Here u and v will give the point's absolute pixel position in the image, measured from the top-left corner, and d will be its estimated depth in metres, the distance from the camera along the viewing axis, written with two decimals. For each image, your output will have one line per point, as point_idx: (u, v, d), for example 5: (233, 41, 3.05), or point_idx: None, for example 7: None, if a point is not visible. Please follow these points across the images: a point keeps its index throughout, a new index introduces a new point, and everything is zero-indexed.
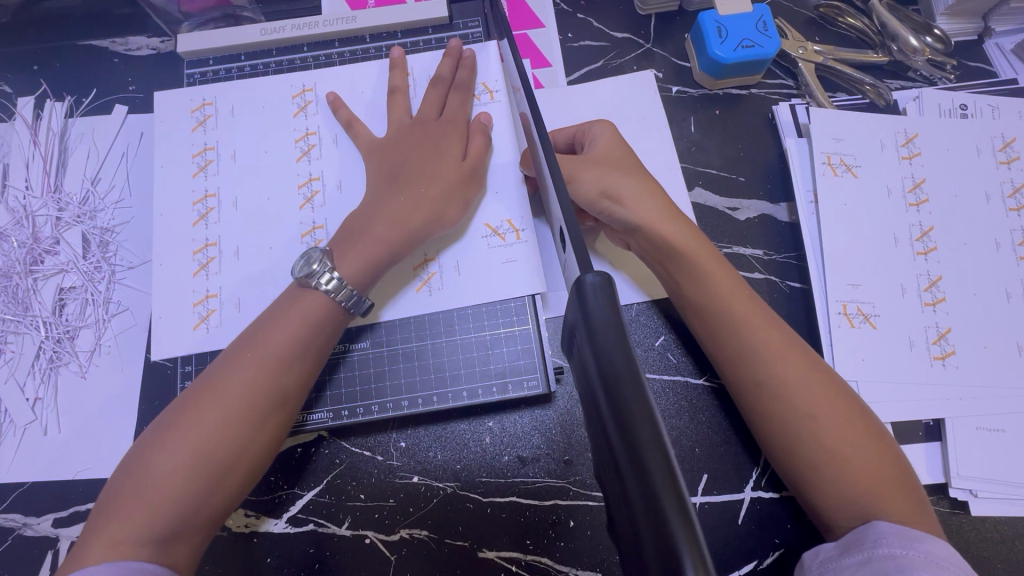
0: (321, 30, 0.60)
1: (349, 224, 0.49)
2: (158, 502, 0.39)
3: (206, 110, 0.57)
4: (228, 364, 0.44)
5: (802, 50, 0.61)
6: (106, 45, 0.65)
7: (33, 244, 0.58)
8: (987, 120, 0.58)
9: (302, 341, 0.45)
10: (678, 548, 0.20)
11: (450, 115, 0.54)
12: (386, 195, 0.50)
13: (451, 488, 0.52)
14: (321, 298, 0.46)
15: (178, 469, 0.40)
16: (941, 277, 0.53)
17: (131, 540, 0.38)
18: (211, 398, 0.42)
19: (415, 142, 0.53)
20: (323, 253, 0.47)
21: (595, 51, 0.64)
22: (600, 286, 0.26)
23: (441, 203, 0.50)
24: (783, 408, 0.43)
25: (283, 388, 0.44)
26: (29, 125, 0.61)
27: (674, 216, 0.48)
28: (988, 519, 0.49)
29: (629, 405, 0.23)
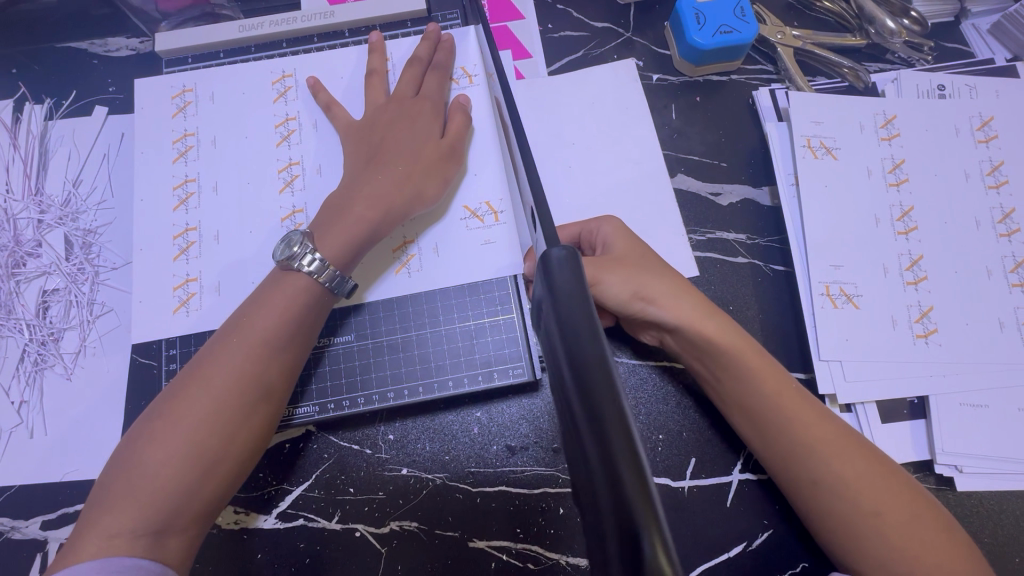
0: (299, 26, 0.60)
1: (331, 205, 0.49)
2: (150, 495, 0.39)
3: (185, 98, 0.57)
4: (212, 354, 0.44)
5: (781, 35, 0.61)
6: (85, 47, 0.65)
7: (14, 247, 0.58)
8: (964, 99, 0.58)
9: (285, 330, 0.45)
10: (634, 516, 0.20)
11: (427, 94, 0.54)
12: (364, 179, 0.50)
13: (440, 480, 0.52)
14: (305, 282, 0.46)
15: (167, 462, 0.40)
16: (922, 256, 0.54)
17: (124, 534, 0.38)
18: (197, 387, 0.42)
19: (391, 123, 0.52)
20: (303, 236, 0.46)
21: (575, 42, 0.64)
22: (565, 260, 0.27)
23: (420, 185, 0.50)
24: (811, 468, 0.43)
25: (268, 375, 0.44)
26: (9, 128, 0.61)
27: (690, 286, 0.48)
28: (974, 495, 0.49)
29: (593, 372, 0.23)
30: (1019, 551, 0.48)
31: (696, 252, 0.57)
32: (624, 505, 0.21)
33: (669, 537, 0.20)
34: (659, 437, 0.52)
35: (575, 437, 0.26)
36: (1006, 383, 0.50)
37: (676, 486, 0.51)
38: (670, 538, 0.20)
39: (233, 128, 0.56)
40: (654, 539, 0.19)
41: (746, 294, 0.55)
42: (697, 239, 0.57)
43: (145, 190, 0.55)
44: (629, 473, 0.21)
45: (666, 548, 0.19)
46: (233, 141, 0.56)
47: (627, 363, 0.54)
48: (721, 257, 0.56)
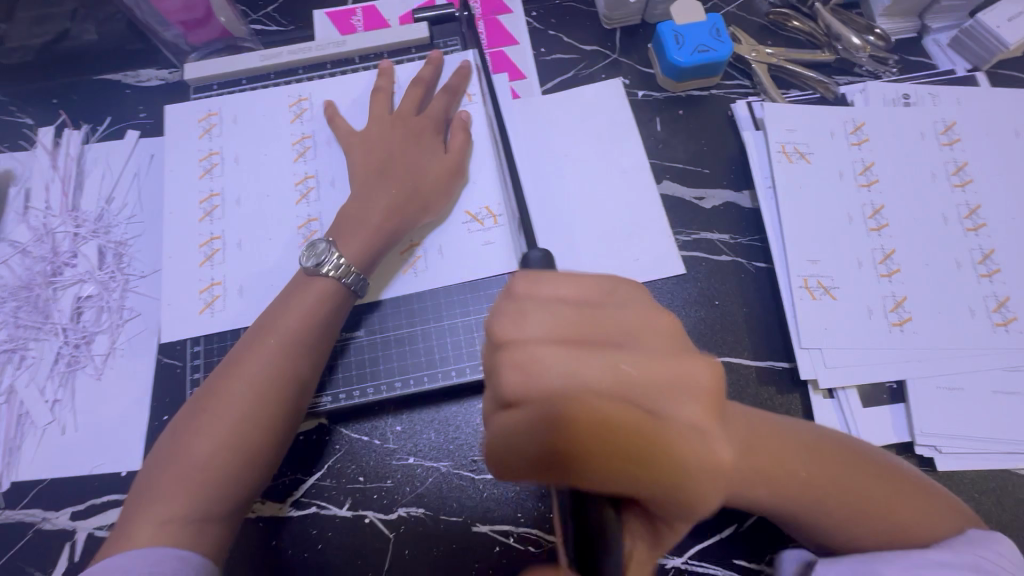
0: (314, 54, 0.65)
1: (342, 216, 0.54)
2: (195, 482, 0.43)
3: (211, 121, 0.63)
4: (248, 350, 0.48)
5: (755, 53, 0.67)
6: (119, 78, 0.71)
7: (53, 258, 0.63)
8: (928, 107, 0.63)
9: (315, 328, 0.49)
10: None
11: (436, 112, 0.59)
12: (370, 190, 0.55)
13: (445, 467, 0.55)
14: (331, 285, 0.51)
15: (214, 451, 0.44)
16: (894, 250, 0.57)
17: (173, 520, 0.42)
18: (238, 380, 0.46)
19: (402, 139, 0.57)
20: (327, 245, 0.52)
21: (566, 64, 0.70)
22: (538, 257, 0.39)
23: (426, 198, 0.55)
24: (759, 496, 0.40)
25: (301, 369, 0.48)
26: (50, 152, 0.67)
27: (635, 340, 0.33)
28: (953, 474, 0.52)
29: None
30: (999, 528, 0.50)
31: (682, 252, 0.60)
32: None
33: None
34: None
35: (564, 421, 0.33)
36: (978, 367, 0.53)
37: None
38: None
39: (252, 146, 0.62)
40: None
41: (730, 289, 0.59)
42: (682, 239, 0.61)
43: (174, 203, 0.60)
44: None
45: None
46: (253, 157, 0.61)
47: None
48: (705, 255, 0.60)
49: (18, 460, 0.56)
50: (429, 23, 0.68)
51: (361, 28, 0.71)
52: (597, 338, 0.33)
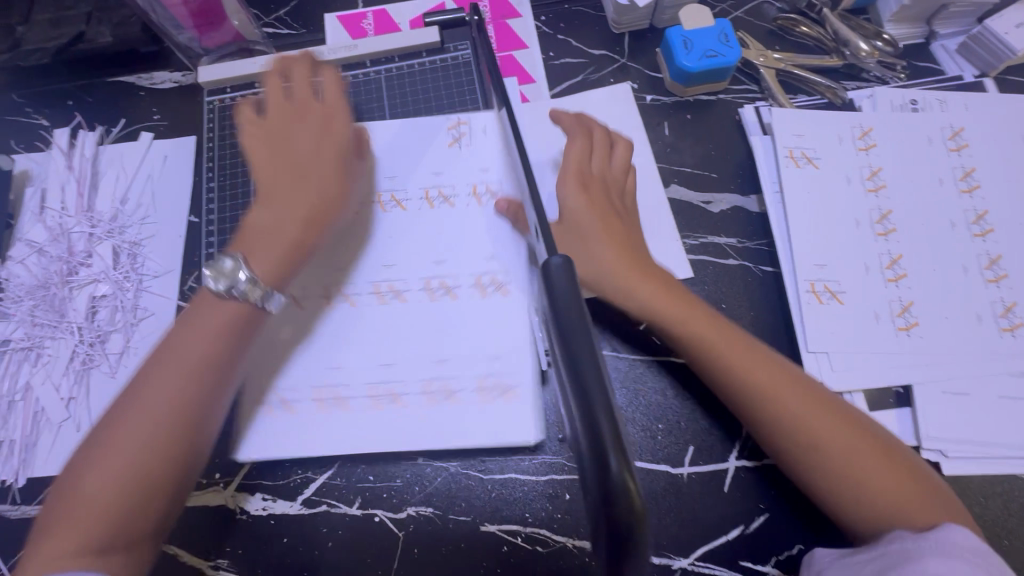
0: (326, 58, 0.66)
1: (249, 231, 0.53)
2: (92, 513, 0.44)
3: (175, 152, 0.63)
4: (143, 382, 0.47)
5: (763, 59, 0.67)
6: (133, 80, 0.72)
7: (68, 257, 0.64)
8: (936, 113, 0.63)
9: (211, 357, 0.48)
10: (603, 444, 0.26)
11: (326, 111, 0.58)
12: (278, 201, 0.54)
13: (454, 467, 0.55)
14: (236, 306, 0.50)
15: (108, 485, 0.44)
16: (901, 255, 0.58)
17: (70, 552, 0.43)
18: (130, 413, 0.46)
19: (303, 150, 0.56)
20: (233, 262, 0.50)
21: (575, 68, 0.71)
22: (561, 266, 0.31)
23: (335, 207, 0.55)
24: (755, 400, 0.49)
25: (196, 399, 0.47)
26: (65, 152, 0.68)
27: (600, 232, 0.54)
28: (960, 478, 0.52)
29: (575, 334, 0.29)
30: (1006, 532, 0.51)
31: (690, 255, 0.61)
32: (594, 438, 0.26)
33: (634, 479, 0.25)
34: (660, 427, 0.55)
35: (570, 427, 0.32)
36: (984, 372, 0.54)
37: (676, 472, 0.54)
38: (632, 461, 0.26)
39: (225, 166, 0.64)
40: (619, 462, 0.25)
41: (737, 293, 0.59)
42: (690, 243, 0.61)
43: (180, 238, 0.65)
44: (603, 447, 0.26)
45: (628, 469, 0.25)
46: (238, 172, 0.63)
47: (627, 358, 0.58)
48: (713, 258, 0.61)
49: (34, 457, 0.57)
50: (439, 27, 0.68)
51: (372, 32, 0.72)
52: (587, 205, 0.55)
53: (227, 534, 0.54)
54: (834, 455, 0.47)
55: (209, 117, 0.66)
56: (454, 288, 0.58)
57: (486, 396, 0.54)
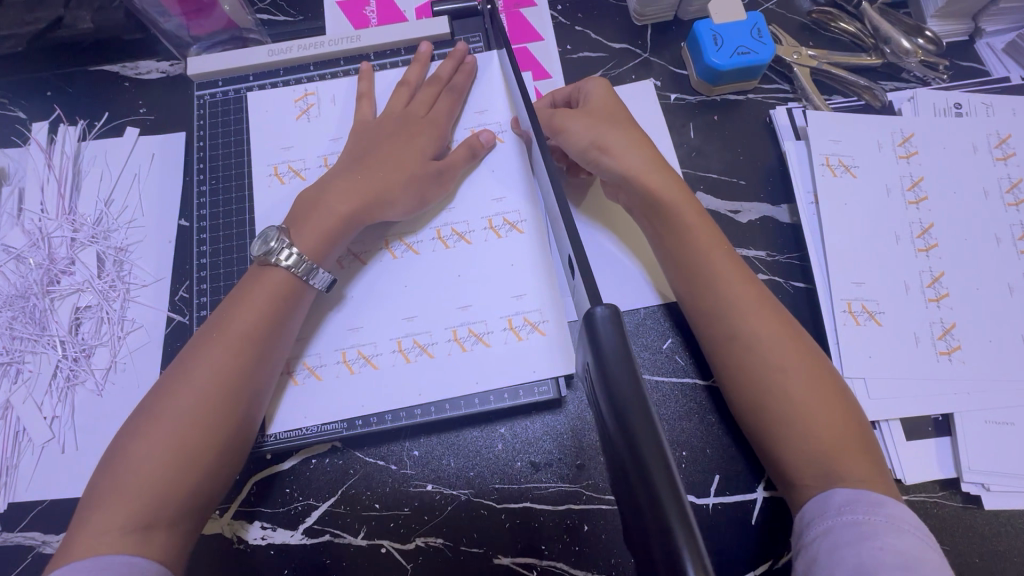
0: (327, 50, 0.61)
1: (306, 198, 0.51)
2: (139, 488, 0.40)
3: (308, 100, 0.60)
4: (197, 347, 0.45)
5: (797, 55, 0.62)
6: (117, 70, 0.67)
7: (49, 265, 0.59)
8: (981, 118, 0.59)
9: (264, 326, 0.46)
10: (675, 536, 0.23)
11: (435, 115, 0.57)
12: (345, 173, 0.52)
13: (465, 495, 0.52)
14: (282, 276, 0.47)
15: (153, 455, 0.41)
16: (943, 273, 0.54)
17: (115, 530, 0.39)
18: (183, 382, 0.43)
19: (387, 137, 0.55)
20: (279, 232, 0.48)
21: (594, 62, 0.66)
22: (607, 318, 0.28)
23: (396, 192, 0.52)
24: (747, 352, 0.45)
25: (252, 365, 0.45)
26: (44, 149, 0.63)
27: (631, 142, 0.51)
28: (1001, 513, 0.49)
29: (631, 406, 0.26)
30: None
31: None
32: (666, 536, 0.23)
33: (703, 555, 0.22)
34: (683, 454, 0.52)
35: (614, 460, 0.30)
36: None
37: (700, 503, 0.51)
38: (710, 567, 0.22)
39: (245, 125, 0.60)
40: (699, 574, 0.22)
41: None
42: None
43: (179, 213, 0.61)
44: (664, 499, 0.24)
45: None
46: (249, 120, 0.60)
47: (651, 380, 0.54)
48: None
49: (14, 481, 0.53)
50: (449, 16, 0.63)
51: (375, 21, 0.67)
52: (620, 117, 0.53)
53: (223, 565, 0.51)
54: (810, 423, 0.43)
55: (199, 113, 0.60)
56: (466, 234, 0.56)
57: (460, 346, 0.52)
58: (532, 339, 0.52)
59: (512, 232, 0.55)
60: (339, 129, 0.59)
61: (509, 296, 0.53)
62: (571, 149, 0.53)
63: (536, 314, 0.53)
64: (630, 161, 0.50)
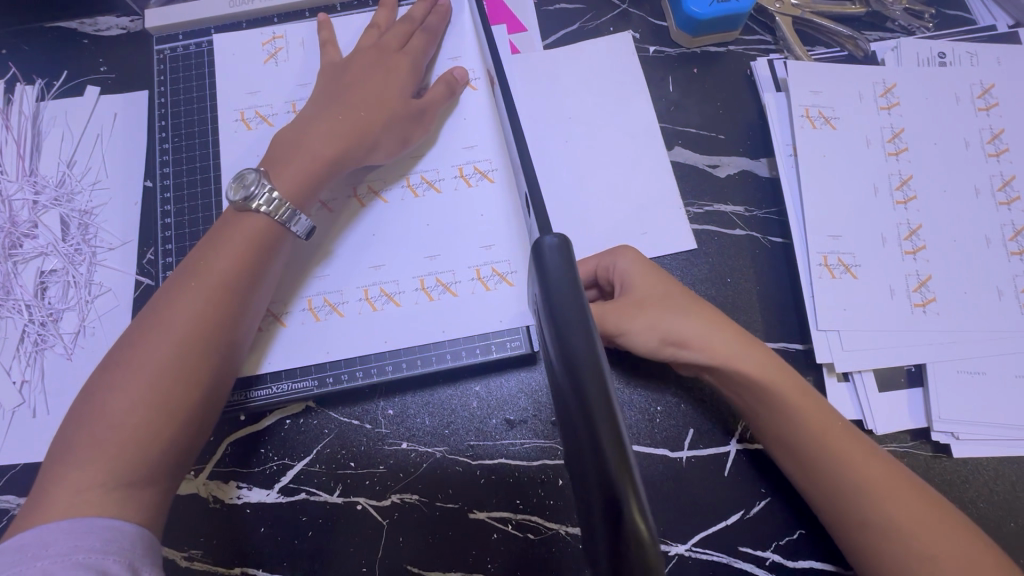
0: (291, 0, 0.59)
1: (283, 140, 0.49)
2: (118, 444, 0.37)
3: (276, 44, 0.58)
4: (169, 298, 0.42)
5: (779, 4, 0.60)
6: (75, 27, 0.64)
7: (10, 228, 0.57)
8: (965, 68, 0.58)
9: (243, 275, 0.44)
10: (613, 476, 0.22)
11: (411, 53, 0.54)
12: (323, 114, 0.50)
13: (440, 453, 0.52)
14: (263, 222, 0.45)
15: (131, 409, 0.38)
16: (921, 226, 0.53)
17: (95, 488, 0.36)
18: (156, 332, 0.40)
19: (362, 73, 0.52)
20: (258, 175, 0.46)
21: (571, 14, 0.63)
22: (556, 247, 0.28)
23: (376, 135, 0.50)
24: (840, 494, 0.43)
25: (232, 316, 0.43)
26: (1, 109, 0.61)
27: (678, 301, 0.48)
28: (969, 460, 0.50)
29: (571, 323, 0.26)
30: (1014, 517, 0.49)
31: (694, 225, 0.56)
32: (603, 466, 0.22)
33: (643, 503, 0.21)
34: (658, 409, 0.52)
35: (559, 396, 0.29)
36: (1003, 350, 0.51)
37: (675, 456, 0.51)
38: (645, 501, 0.22)
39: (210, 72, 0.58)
40: (633, 503, 0.21)
41: (744, 265, 0.55)
42: (694, 211, 0.57)
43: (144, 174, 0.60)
44: (600, 417, 0.23)
45: (641, 510, 0.21)
46: (215, 63, 0.58)
47: None
48: (719, 229, 0.56)
49: None
50: None
51: None
52: (672, 292, 0.48)
53: (199, 524, 0.51)
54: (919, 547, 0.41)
55: (160, 68, 0.58)
56: (436, 183, 0.54)
57: (427, 295, 0.52)
58: (500, 289, 0.52)
59: (482, 181, 0.54)
60: (306, 74, 0.57)
61: (478, 247, 0.53)
62: (637, 347, 0.48)
63: (505, 264, 0.52)
64: (688, 326, 0.46)
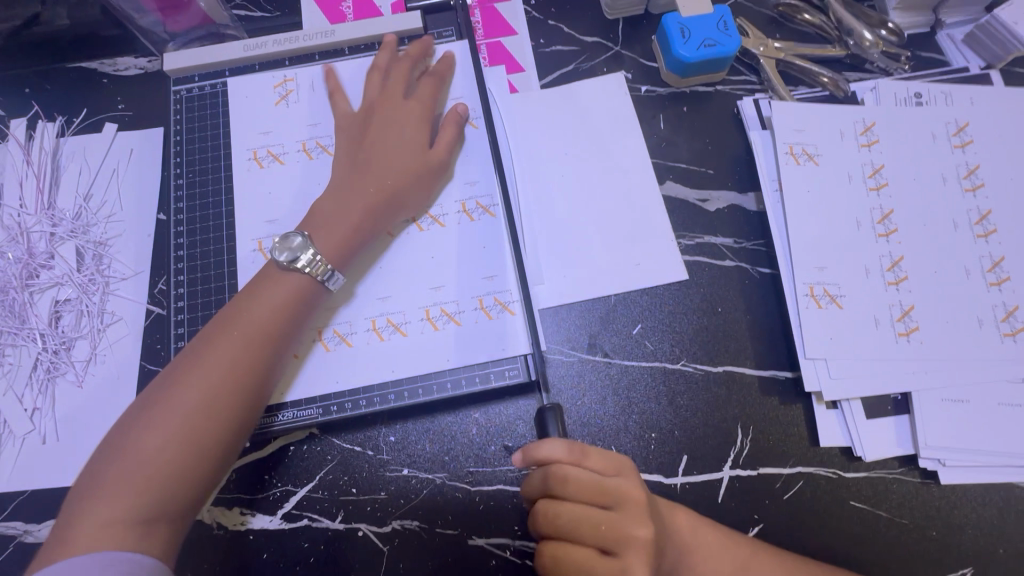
0: (301, 45, 0.62)
1: (318, 209, 0.51)
2: (147, 480, 0.39)
3: (287, 86, 0.61)
4: (210, 340, 0.44)
5: (763, 48, 0.64)
6: (95, 67, 0.67)
7: (28, 259, 0.60)
8: (940, 107, 0.60)
9: (279, 324, 0.46)
10: None
11: (423, 102, 0.57)
12: (354, 179, 0.52)
13: (440, 479, 0.53)
14: (302, 275, 0.47)
15: (163, 448, 0.40)
16: (903, 257, 0.56)
17: (119, 523, 0.38)
18: (194, 373, 0.42)
19: (382, 131, 0.55)
20: (303, 238, 0.48)
21: (566, 56, 0.67)
22: None
23: (407, 193, 0.53)
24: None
25: (265, 365, 0.45)
26: (23, 145, 0.64)
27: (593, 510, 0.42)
28: (956, 486, 0.51)
29: None
30: (1001, 542, 0.50)
31: (686, 256, 0.59)
32: None
33: None
34: (653, 436, 0.53)
35: None
36: (985, 378, 0.52)
37: (669, 483, 0.52)
38: None
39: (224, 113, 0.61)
40: None
41: (734, 295, 0.57)
42: (686, 243, 0.59)
43: (158, 207, 0.62)
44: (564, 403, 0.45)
45: None
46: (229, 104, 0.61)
47: (620, 364, 0.56)
48: (709, 260, 0.58)
49: None
50: (422, 12, 0.64)
51: (351, 16, 0.68)
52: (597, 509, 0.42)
53: (203, 551, 0.51)
54: None
55: (176, 108, 0.61)
56: (439, 217, 0.57)
57: (432, 325, 0.54)
58: (502, 318, 0.54)
59: (484, 216, 0.57)
60: (316, 114, 0.60)
61: (480, 278, 0.55)
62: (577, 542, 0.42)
63: (507, 294, 0.54)
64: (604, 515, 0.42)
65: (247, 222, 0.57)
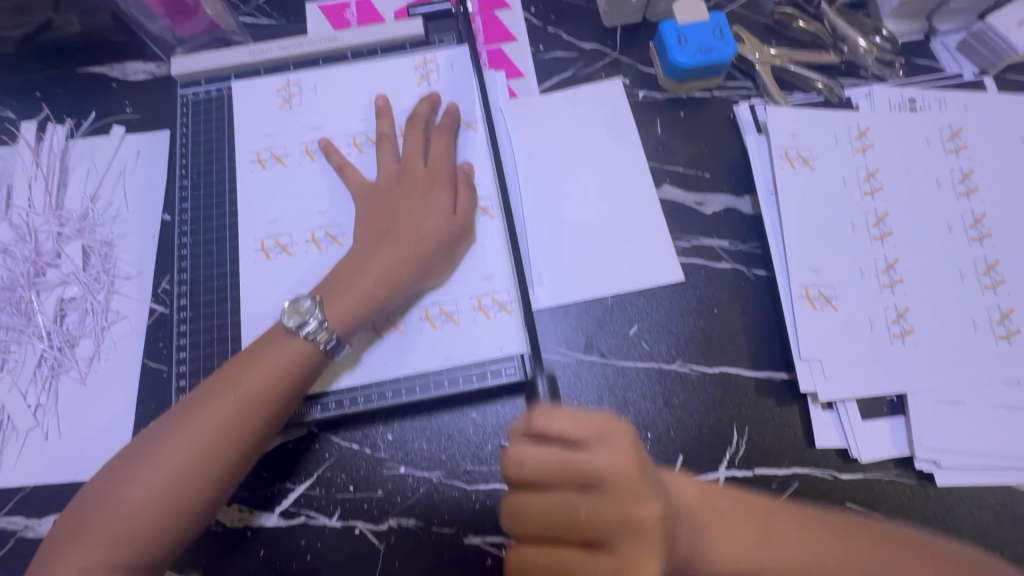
0: (306, 50, 0.63)
1: (334, 272, 0.53)
2: (126, 531, 0.42)
3: (291, 89, 0.62)
4: (204, 401, 0.46)
5: (758, 54, 0.65)
6: (104, 71, 0.69)
7: (35, 258, 0.61)
8: (934, 113, 0.61)
9: (268, 393, 0.46)
10: None
11: (437, 164, 0.57)
12: (370, 247, 0.53)
13: (437, 477, 0.54)
14: (303, 349, 0.48)
15: (145, 504, 0.43)
16: (897, 260, 0.56)
17: (93, 568, 0.41)
18: (184, 433, 0.45)
19: (401, 197, 0.55)
20: (312, 303, 0.50)
21: (565, 62, 0.68)
22: None
23: (428, 261, 0.53)
24: None
25: (251, 434, 0.46)
26: (32, 147, 0.65)
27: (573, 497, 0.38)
28: (952, 487, 0.51)
29: None
30: (997, 544, 0.50)
31: (682, 259, 0.59)
32: None
33: None
34: (649, 435, 0.54)
35: None
36: (980, 380, 0.52)
37: None
38: None
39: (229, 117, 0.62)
40: None
41: (730, 296, 0.58)
42: (682, 245, 0.60)
43: (163, 208, 0.63)
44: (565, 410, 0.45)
45: None
46: (234, 108, 0.62)
47: (616, 365, 0.56)
48: (705, 262, 0.59)
49: None
50: (423, 18, 0.65)
51: (355, 22, 0.69)
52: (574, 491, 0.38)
53: (201, 547, 0.52)
54: None
55: (182, 111, 0.62)
56: None
57: (430, 324, 0.55)
58: (499, 318, 0.54)
59: (482, 216, 0.57)
60: (320, 117, 0.61)
61: (478, 279, 0.55)
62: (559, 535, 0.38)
63: (504, 294, 0.55)
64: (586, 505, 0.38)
65: (249, 223, 0.58)
